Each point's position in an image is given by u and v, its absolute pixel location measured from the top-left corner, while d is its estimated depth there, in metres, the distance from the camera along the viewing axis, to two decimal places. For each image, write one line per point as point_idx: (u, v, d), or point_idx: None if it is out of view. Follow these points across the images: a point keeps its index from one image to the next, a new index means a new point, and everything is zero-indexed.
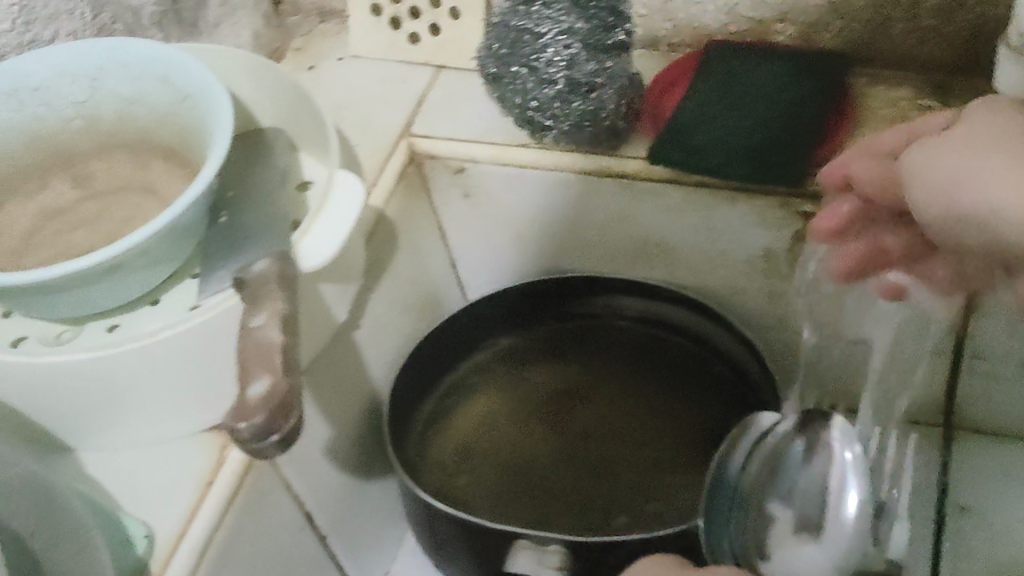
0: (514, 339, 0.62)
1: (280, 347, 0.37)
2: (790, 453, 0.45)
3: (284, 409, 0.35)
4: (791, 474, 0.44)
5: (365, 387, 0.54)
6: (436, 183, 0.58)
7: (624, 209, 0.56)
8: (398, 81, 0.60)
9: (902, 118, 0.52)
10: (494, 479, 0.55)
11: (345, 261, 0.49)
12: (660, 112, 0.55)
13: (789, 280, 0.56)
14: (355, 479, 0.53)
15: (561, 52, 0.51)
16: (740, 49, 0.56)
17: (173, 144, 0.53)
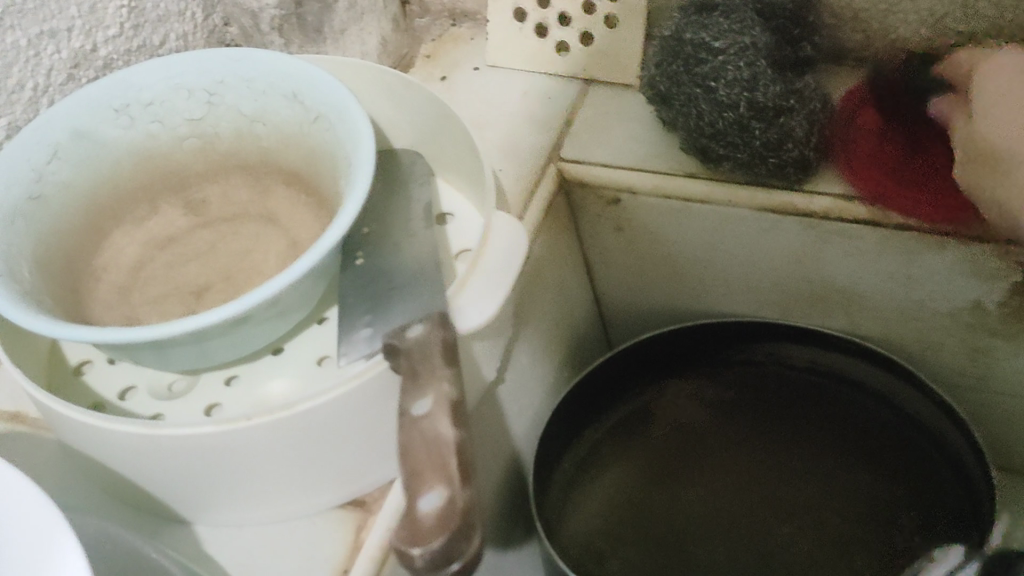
0: (663, 388, 0.55)
1: (455, 444, 0.31)
2: None
3: (466, 529, 0.29)
4: None
5: (507, 447, 0.48)
6: (586, 213, 0.51)
7: (805, 250, 0.49)
8: (542, 96, 0.53)
9: None
10: (647, 558, 0.49)
11: (500, 314, 0.42)
12: (852, 140, 0.47)
13: (995, 337, 0.48)
14: (494, 550, 0.47)
15: (743, 71, 0.45)
16: (945, 66, 0.48)
17: (298, 168, 0.47)
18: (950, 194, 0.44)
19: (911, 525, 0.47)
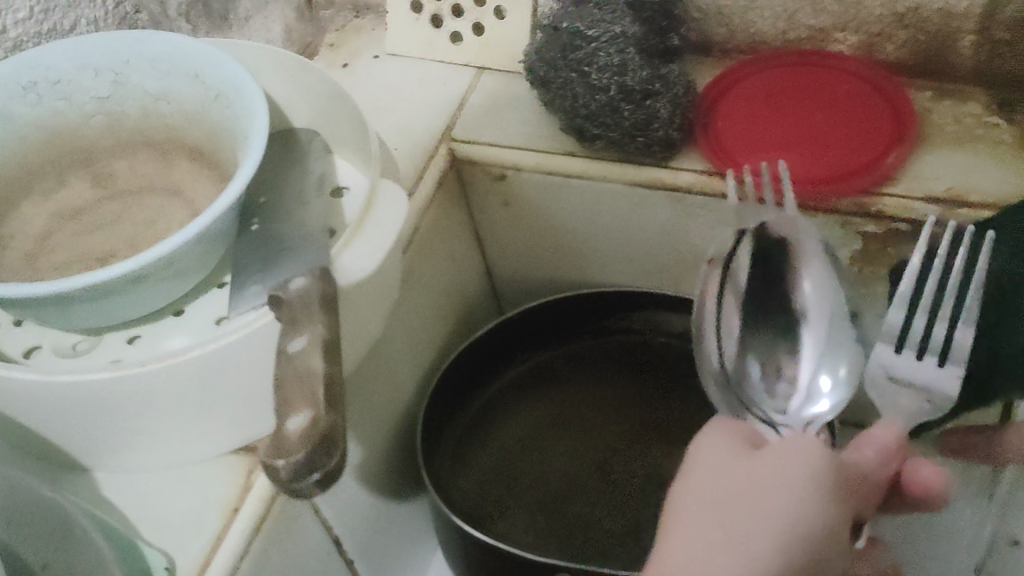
0: (550, 352, 0.59)
1: (323, 374, 0.35)
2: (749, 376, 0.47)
3: (327, 445, 0.32)
4: (755, 393, 0.46)
5: (398, 404, 0.51)
6: (476, 190, 0.55)
7: (673, 223, 0.53)
8: (436, 82, 0.57)
9: (968, 138, 0.50)
10: (529, 505, 0.53)
11: (386, 274, 0.46)
12: (711, 122, 0.52)
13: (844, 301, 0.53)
14: (385, 500, 0.51)
15: (614, 58, 0.49)
16: (795, 64, 0.54)
17: (202, 143, 0.51)
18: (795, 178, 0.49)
19: None
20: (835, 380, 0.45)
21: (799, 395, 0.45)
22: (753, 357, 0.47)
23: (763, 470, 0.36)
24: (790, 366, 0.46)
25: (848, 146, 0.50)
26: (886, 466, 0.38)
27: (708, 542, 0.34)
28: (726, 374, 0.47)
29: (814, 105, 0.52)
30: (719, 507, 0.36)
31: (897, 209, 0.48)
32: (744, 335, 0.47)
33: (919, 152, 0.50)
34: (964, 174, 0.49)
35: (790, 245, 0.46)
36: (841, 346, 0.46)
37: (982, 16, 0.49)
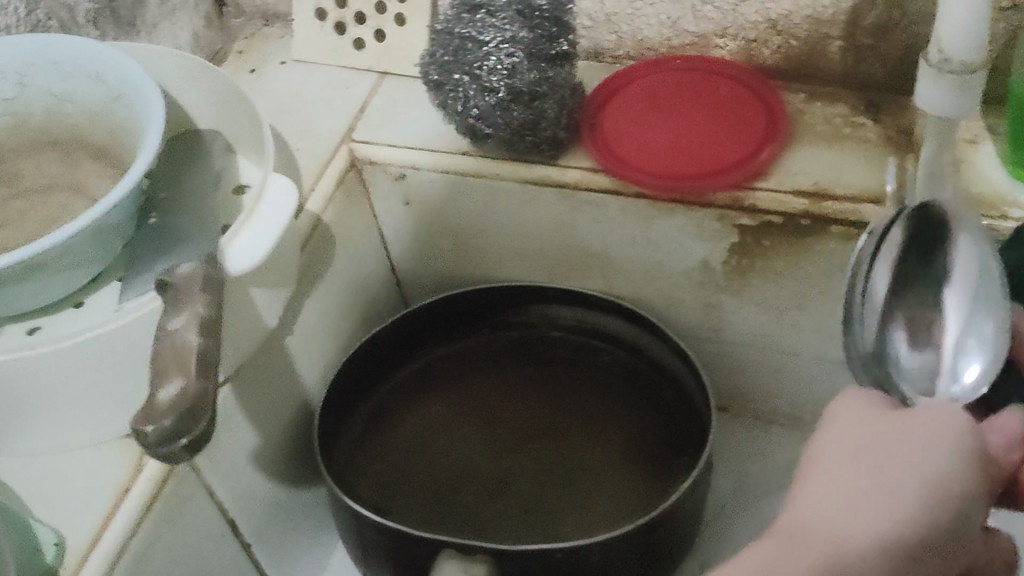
0: (450, 346, 0.61)
1: (197, 348, 0.37)
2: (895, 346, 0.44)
3: (195, 411, 0.34)
4: (899, 363, 0.44)
5: (297, 394, 0.53)
6: (377, 190, 0.58)
7: (562, 219, 0.56)
8: (340, 86, 0.60)
9: (837, 136, 0.53)
10: (425, 489, 0.55)
11: (280, 265, 0.48)
12: (597, 123, 0.55)
13: (725, 293, 0.56)
14: (284, 487, 0.53)
15: (503, 61, 0.51)
16: (679, 68, 0.57)
17: (106, 144, 0.53)
18: (672, 175, 0.52)
19: (652, 455, 0.55)
20: (951, 339, 0.42)
21: (949, 358, 0.42)
22: (901, 312, 0.44)
23: (926, 436, 0.36)
24: (938, 336, 0.43)
25: (724, 145, 0.53)
26: (1011, 455, 0.36)
27: (854, 493, 0.35)
28: (868, 351, 0.45)
29: (694, 108, 0.55)
30: (864, 470, 0.36)
31: (770, 203, 0.50)
32: (886, 307, 0.44)
33: (788, 148, 0.53)
34: (833, 170, 0.51)
35: (951, 223, 0.42)
36: (989, 299, 0.41)
37: (846, 23, 0.53)
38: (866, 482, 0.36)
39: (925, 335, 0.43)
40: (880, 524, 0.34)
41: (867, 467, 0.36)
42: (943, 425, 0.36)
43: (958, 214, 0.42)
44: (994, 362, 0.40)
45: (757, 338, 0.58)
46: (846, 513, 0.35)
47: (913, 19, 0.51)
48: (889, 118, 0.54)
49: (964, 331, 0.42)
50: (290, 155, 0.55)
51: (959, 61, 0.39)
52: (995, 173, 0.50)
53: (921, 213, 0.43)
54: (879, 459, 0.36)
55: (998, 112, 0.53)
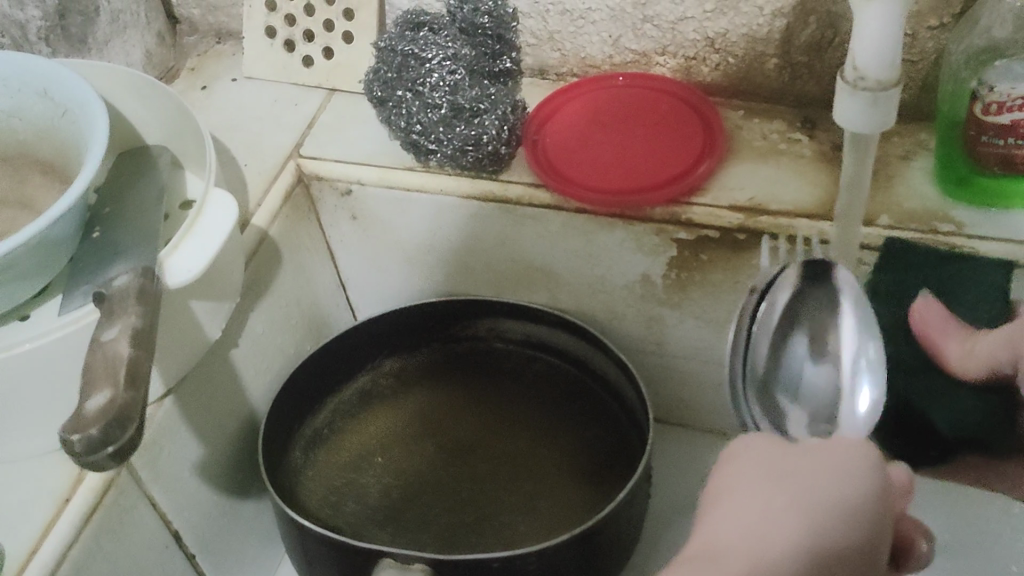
0: (401, 362, 0.62)
1: (128, 359, 0.37)
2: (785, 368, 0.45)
3: (122, 420, 0.35)
4: (789, 383, 0.45)
5: (242, 406, 0.54)
6: (324, 204, 0.59)
7: (506, 233, 0.57)
8: (289, 103, 0.60)
9: (773, 152, 0.55)
10: (371, 501, 0.56)
11: (222, 278, 0.49)
12: (540, 139, 0.56)
13: (666, 306, 0.57)
14: (229, 498, 0.53)
15: (445, 77, 0.53)
16: (620, 85, 0.58)
17: (52, 159, 0.53)
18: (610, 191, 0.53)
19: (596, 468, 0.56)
20: (835, 372, 0.44)
21: (843, 390, 0.44)
22: (798, 334, 0.44)
23: (833, 461, 0.36)
24: (832, 366, 0.44)
25: (662, 162, 0.54)
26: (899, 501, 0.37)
27: (772, 506, 0.35)
28: (759, 373, 0.46)
29: (633, 124, 0.56)
30: (774, 484, 0.36)
31: (706, 218, 0.52)
32: (781, 331, 0.44)
33: (725, 164, 0.54)
34: (768, 185, 0.52)
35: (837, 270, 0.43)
36: (870, 332, 0.43)
37: (780, 42, 0.54)
38: (777, 496, 0.35)
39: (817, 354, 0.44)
40: (800, 531, 0.33)
41: (774, 483, 0.36)
42: (860, 455, 0.36)
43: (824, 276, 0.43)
44: (882, 393, 0.43)
45: (698, 350, 0.59)
46: (766, 521, 0.34)
47: (844, 38, 0.52)
48: (823, 134, 0.55)
49: (855, 366, 0.43)
50: (237, 171, 0.56)
51: (873, 80, 0.38)
52: (925, 186, 0.51)
53: (813, 267, 0.43)
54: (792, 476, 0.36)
55: (928, 128, 0.54)
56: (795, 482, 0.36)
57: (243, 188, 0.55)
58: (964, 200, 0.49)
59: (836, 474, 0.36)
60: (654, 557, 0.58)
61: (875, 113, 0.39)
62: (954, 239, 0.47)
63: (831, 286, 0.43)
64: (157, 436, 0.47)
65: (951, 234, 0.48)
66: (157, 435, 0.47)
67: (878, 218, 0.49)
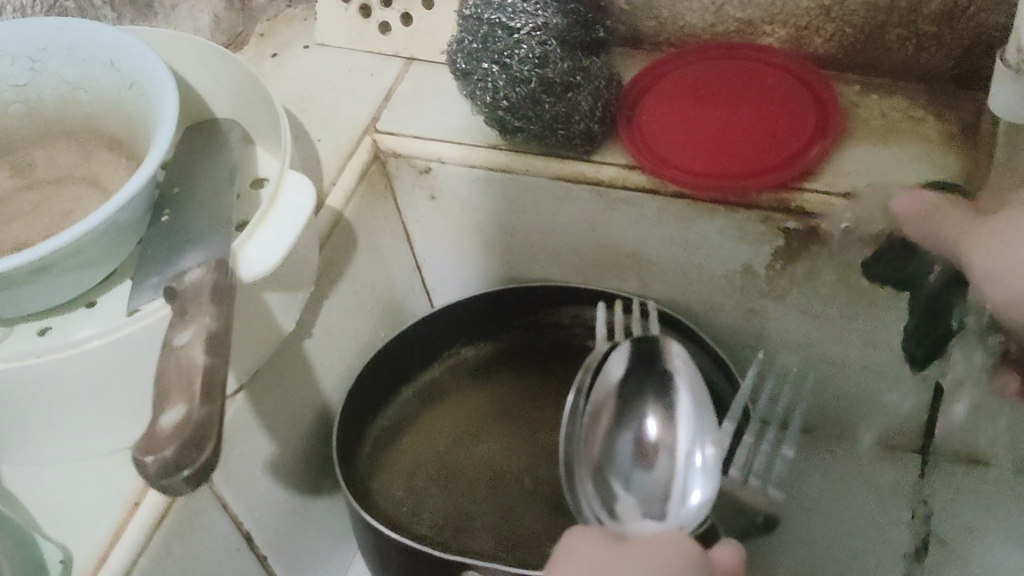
0: (478, 349, 0.59)
1: (203, 367, 0.34)
2: (619, 451, 0.51)
3: (199, 439, 0.32)
4: (622, 470, 0.50)
5: (315, 398, 0.51)
6: (401, 182, 0.55)
7: (598, 217, 0.53)
8: (364, 73, 0.57)
9: (892, 132, 0.50)
10: (447, 502, 0.53)
11: (298, 266, 0.46)
12: (635, 116, 0.52)
13: (767, 297, 0.53)
14: (300, 495, 0.51)
15: (534, 49, 0.48)
16: (724, 57, 0.54)
17: (119, 133, 0.50)
18: (710, 175, 0.48)
19: None
20: (710, 461, 0.49)
21: (679, 479, 0.49)
22: (623, 436, 0.51)
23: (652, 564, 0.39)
24: (665, 461, 0.49)
25: (770, 142, 0.49)
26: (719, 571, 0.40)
27: None
28: (598, 467, 0.51)
29: (739, 99, 0.52)
30: None
31: (818, 206, 0.47)
32: (617, 417, 0.51)
33: (840, 146, 0.49)
34: (889, 171, 0.48)
35: (663, 345, 0.50)
36: (707, 420, 0.50)
37: (905, 11, 0.49)
38: None
39: (646, 444, 0.50)
40: None
41: None
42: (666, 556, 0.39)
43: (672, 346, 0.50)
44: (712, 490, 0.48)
45: (800, 345, 0.55)
46: None
47: (981, 7, 0.47)
48: (949, 113, 0.50)
49: (689, 458, 0.49)
50: (311, 147, 0.53)
51: None
52: None
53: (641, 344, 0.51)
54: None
55: None
56: None
57: (317, 165, 0.52)
58: None
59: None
60: None
61: None
62: None
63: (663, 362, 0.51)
64: (230, 435, 0.44)
65: None
66: (230, 434, 0.44)
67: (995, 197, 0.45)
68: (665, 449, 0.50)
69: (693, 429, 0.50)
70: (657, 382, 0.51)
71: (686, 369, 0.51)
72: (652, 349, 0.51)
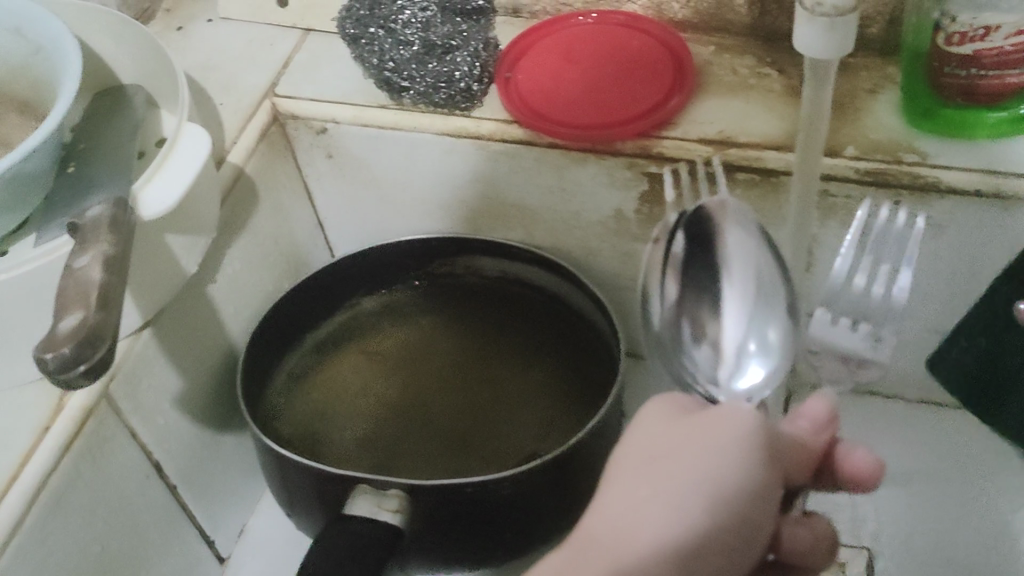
0: (377, 299, 0.64)
1: (100, 283, 0.38)
2: (677, 333, 0.46)
3: (94, 339, 0.35)
4: (683, 351, 0.46)
5: (221, 341, 0.55)
6: (300, 143, 0.59)
7: (481, 169, 0.57)
8: (264, 43, 0.61)
9: (742, 86, 0.55)
10: (345, 430, 0.57)
11: (197, 211, 0.49)
12: (512, 76, 0.57)
13: (639, 241, 0.58)
14: (207, 431, 0.55)
15: (416, 15, 0.56)
16: (595, 23, 0.59)
17: (27, 97, 0.54)
18: (581, 126, 0.53)
19: (565, 397, 0.58)
20: (773, 341, 0.44)
21: (731, 360, 0.44)
22: (686, 319, 0.46)
23: (708, 434, 0.36)
24: (715, 344, 0.45)
25: (634, 95, 0.54)
26: (818, 437, 0.40)
27: (652, 497, 0.34)
28: (661, 346, 0.47)
29: (606, 60, 0.57)
30: (660, 472, 0.35)
31: (676, 150, 0.52)
32: (679, 301, 0.46)
33: (696, 98, 0.55)
34: (737, 118, 0.53)
35: (716, 218, 0.46)
36: (767, 297, 0.45)
37: None
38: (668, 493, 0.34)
39: (702, 328, 0.45)
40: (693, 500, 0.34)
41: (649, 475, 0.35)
42: (706, 420, 0.37)
43: (729, 210, 0.46)
44: (773, 369, 0.44)
45: None
46: (654, 501, 0.34)
47: None
48: (793, 68, 0.56)
49: (744, 342, 0.44)
50: (213, 110, 0.57)
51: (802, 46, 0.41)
52: (892, 119, 0.52)
53: (697, 218, 0.47)
54: (674, 465, 0.35)
55: (896, 62, 0.56)
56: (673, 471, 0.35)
57: (219, 126, 0.56)
58: (928, 131, 0.50)
59: (706, 442, 0.35)
60: None
61: (823, 47, 0.41)
62: (920, 169, 0.49)
63: (718, 239, 0.46)
64: (135, 370, 0.48)
65: (916, 164, 0.49)
66: (136, 368, 0.48)
67: (844, 148, 0.50)
68: (720, 328, 0.45)
69: (757, 309, 0.44)
70: (713, 265, 0.45)
71: (750, 244, 0.45)
72: (704, 221, 0.46)
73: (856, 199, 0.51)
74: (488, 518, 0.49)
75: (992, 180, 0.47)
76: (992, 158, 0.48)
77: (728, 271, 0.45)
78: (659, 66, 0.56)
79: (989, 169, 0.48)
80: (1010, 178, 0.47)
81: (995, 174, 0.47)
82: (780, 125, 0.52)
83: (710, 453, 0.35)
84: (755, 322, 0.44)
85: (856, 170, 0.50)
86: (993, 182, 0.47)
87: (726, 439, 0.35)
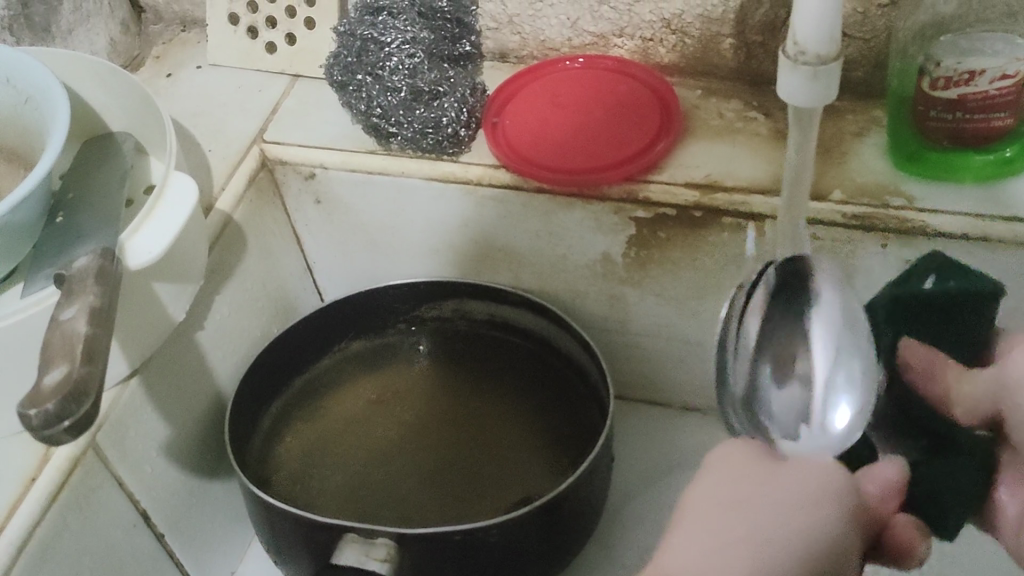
0: (366, 342, 0.64)
1: (85, 336, 0.38)
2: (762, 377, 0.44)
3: (78, 395, 0.35)
4: (767, 396, 0.44)
5: (209, 387, 0.55)
6: (289, 188, 0.59)
7: (468, 213, 0.57)
8: (254, 89, 0.62)
9: (728, 130, 0.55)
10: (334, 475, 0.57)
11: (185, 259, 0.49)
12: (500, 121, 0.57)
13: (627, 284, 0.58)
14: (195, 478, 0.54)
15: (404, 61, 0.54)
16: (583, 67, 0.59)
17: (16, 145, 0.54)
18: (569, 171, 0.53)
19: (554, 441, 0.58)
20: (858, 376, 0.42)
21: (819, 400, 0.43)
22: (768, 366, 0.44)
23: (802, 489, 0.37)
24: (802, 386, 0.43)
25: (621, 140, 0.55)
26: (885, 502, 0.40)
27: (747, 545, 0.35)
28: (741, 395, 0.46)
29: (593, 105, 0.57)
30: (754, 519, 0.36)
31: (663, 195, 0.52)
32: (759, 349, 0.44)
33: (683, 142, 0.55)
34: (724, 162, 0.53)
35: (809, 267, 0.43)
36: (852, 338, 0.42)
37: (735, 22, 0.55)
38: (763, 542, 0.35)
39: (786, 370, 0.43)
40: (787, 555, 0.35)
41: (743, 519, 0.37)
42: (801, 474, 0.38)
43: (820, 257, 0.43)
44: (860, 410, 0.42)
45: (660, 328, 0.60)
46: (747, 548, 0.35)
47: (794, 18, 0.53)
48: (778, 112, 0.56)
49: (830, 379, 0.42)
50: (202, 156, 0.57)
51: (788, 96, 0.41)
52: (878, 162, 0.52)
53: (790, 268, 0.43)
54: (765, 513, 0.37)
55: (880, 106, 0.56)
56: (767, 520, 0.36)
57: (207, 172, 0.56)
58: (915, 175, 0.50)
59: (799, 497, 0.37)
60: (618, 534, 0.59)
61: (806, 96, 0.41)
62: (906, 214, 0.49)
63: (811, 292, 0.43)
64: (122, 419, 0.48)
65: (903, 208, 0.49)
66: (123, 418, 0.48)
67: (831, 193, 0.50)
68: (806, 373, 0.43)
69: (840, 349, 0.42)
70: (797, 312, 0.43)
71: (837, 293, 0.43)
72: (794, 270, 0.43)
73: (842, 242, 0.51)
74: (476, 566, 0.49)
75: (977, 224, 0.48)
76: (981, 202, 0.48)
77: (816, 315, 0.42)
78: (646, 110, 0.56)
79: (978, 214, 0.48)
80: (996, 223, 0.47)
81: (981, 219, 0.48)
82: (765, 168, 0.52)
83: (802, 509, 0.36)
84: (855, 376, 0.42)
85: (842, 214, 0.50)
86: (979, 227, 0.48)
87: (822, 498, 0.37)
